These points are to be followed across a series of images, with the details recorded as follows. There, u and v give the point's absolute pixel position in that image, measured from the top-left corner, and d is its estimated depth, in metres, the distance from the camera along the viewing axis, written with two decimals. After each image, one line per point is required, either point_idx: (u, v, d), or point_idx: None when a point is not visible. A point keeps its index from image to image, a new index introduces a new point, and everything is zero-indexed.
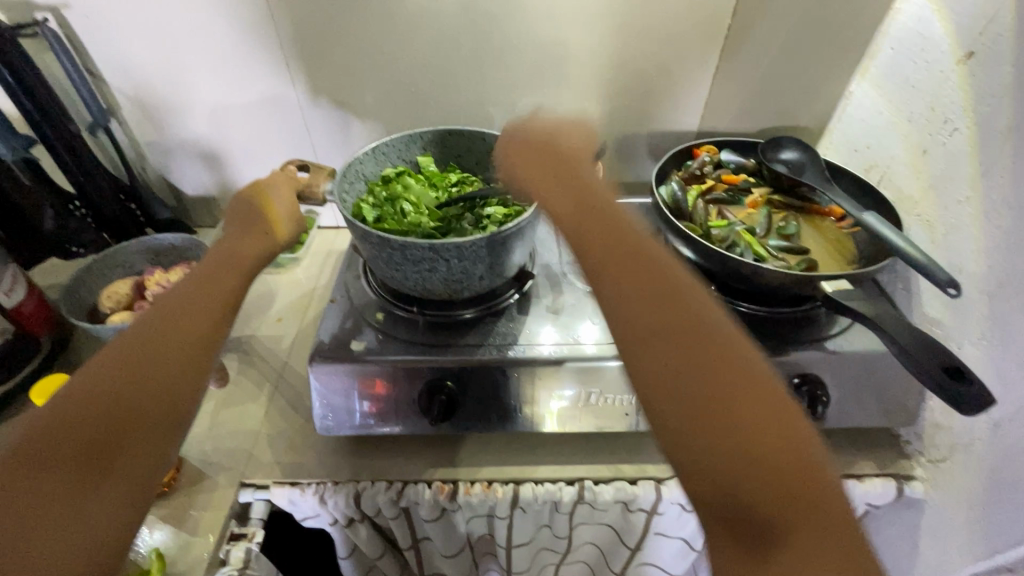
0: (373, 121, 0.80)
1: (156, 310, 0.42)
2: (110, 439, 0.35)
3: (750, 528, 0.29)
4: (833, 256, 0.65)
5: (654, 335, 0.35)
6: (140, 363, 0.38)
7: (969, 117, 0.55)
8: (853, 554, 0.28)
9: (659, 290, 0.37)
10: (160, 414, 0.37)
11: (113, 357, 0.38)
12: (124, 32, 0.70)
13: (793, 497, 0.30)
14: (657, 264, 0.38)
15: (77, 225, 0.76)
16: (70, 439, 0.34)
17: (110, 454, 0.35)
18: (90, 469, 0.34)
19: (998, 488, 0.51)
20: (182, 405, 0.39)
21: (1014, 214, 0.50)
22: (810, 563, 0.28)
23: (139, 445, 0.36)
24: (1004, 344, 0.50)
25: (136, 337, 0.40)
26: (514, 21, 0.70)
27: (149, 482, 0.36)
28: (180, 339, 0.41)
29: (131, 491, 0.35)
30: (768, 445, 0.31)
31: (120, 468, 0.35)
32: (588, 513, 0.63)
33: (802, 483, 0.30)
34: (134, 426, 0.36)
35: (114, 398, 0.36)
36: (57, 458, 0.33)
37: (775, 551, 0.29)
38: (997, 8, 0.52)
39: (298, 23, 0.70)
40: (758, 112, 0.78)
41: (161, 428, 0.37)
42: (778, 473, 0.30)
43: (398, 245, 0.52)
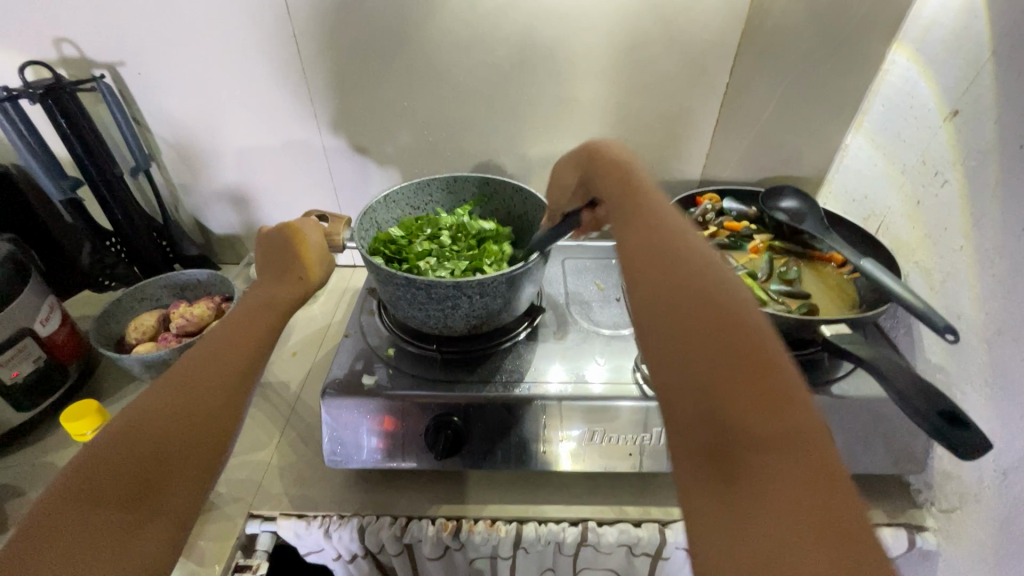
0: (393, 168, 0.85)
1: (197, 351, 0.43)
2: (157, 472, 0.35)
3: (723, 453, 0.27)
4: (835, 301, 0.66)
5: (658, 242, 0.38)
6: (179, 400, 0.38)
7: (958, 170, 0.57)
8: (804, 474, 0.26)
9: (648, 212, 0.42)
10: (202, 452, 0.37)
11: (165, 394, 0.39)
12: (168, 86, 0.76)
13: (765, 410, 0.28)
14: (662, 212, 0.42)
15: (112, 259, 0.82)
16: (121, 467, 0.34)
17: (160, 483, 0.35)
18: (139, 500, 0.33)
19: (1009, 540, 0.50)
20: (223, 434, 0.39)
21: (1005, 262, 0.51)
22: (769, 488, 0.26)
23: (181, 478, 0.36)
24: (1004, 391, 0.51)
25: (176, 373, 0.40)
26: (524, 80, 0.76)
27: (188, 519, 0.35)
28: (219, 374, 0.41)
29: (175, 526, 0.34)
30: (722, 339, 0.31)
31: (168, 494, 0.35)
32: (592, 556, 0.62)
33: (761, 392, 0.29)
34: (177, 459, 0.36)
35: (158, 433, 0.36)
36: (110, 487, 0.33)
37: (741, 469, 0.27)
38: (977, 71, 0.55)
39: (326, 78, 0.76)
40: (757, 163, 0.82)
41: (201, 467, 0.37)
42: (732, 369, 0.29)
43: (424, 285, 0.54)
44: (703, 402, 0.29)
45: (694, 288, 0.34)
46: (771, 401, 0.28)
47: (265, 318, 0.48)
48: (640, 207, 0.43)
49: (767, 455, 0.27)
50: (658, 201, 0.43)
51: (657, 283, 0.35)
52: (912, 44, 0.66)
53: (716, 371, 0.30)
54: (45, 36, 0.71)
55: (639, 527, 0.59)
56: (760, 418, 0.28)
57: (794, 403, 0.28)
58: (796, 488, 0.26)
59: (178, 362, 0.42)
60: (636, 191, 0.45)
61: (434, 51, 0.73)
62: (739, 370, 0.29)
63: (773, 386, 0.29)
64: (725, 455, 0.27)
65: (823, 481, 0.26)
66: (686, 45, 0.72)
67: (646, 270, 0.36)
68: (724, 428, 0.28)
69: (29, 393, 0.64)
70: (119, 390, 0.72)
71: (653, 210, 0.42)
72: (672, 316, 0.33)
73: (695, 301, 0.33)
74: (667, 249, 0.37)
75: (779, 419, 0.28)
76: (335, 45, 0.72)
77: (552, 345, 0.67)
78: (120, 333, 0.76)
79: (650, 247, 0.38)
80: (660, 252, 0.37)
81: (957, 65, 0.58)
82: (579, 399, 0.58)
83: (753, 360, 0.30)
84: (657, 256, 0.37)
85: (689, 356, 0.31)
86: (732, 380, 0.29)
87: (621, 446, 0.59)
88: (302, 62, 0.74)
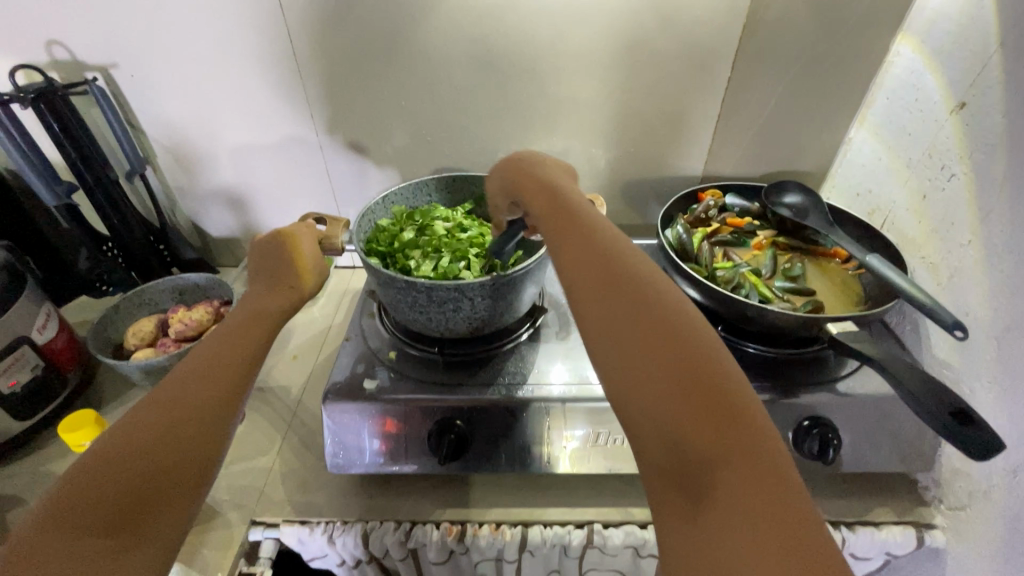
0: (392, 168, 0.84)
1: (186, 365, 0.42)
2: (142, 489, 0.33)
3: (690, 477, 0.27)
4: (840, 298, 0.65)
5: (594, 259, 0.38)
6: (169, 413, 0.37)
7: (965, 164, 0.56)
8: (774, 485, 0.26)
9: (577, 224, 0.42)
10: (191, 468, 0.36)
11: (153, 409, 0.37)
12: (162, 89, 0.75)
13: (724, 423, 0.28)
14: (591, 224, 0.41)
15: (108, 265, 0.81)
16: (107, 485, 0.32)
17: (147, 502, 0.33)
18: (125, 519, 0.32)
19: (1020, 539, 0.49)
20: (213, 449, 0.38)
21: (1014, 257, 0.51)
22: (741, 501, 0.26)
23: (172, 495, 0.34)
24: (1014, 388, 0.50)
25: (167, 387, 0.39)
26: (524, 78, 0.75)
27: (177, 537, 0.34)
28: (210, 388, 0.40)
29: (161, 547, 0.33)
30: (672, 356, 0.31)
31: (154, 513, 0.33)
32: (597, 559, 0.61)
33: (717, 404, 0.29)
34: (166, 476, 0.35)
35: (147, 448, 0.35)
36: (94, 507, 0.31)
37: (708, 490, 0.27)
38: (984, 63, 0.54)
39: (322, 79, 0.75)
40: (760, 158, 0.81)
41: (189, 483, 0.35)
42: (685, 389, 0.30)
43: (424, 288, 0.54)
44: (665, 430, 0.29)
45: (637, 306, 0.34)
46: (724, 414, 0.29)
47: (257, 329, 0.47)
48: (571, 219, 0.42)
49: (733, 470, 0.27)
50: (588, 211, 0.43)
51: (600, 304, 0.35)
52: (916, 35, 0.65)
53: (670, 392, 0.30)
54: (35, 39, 0.70)
55: (646, 529, 0.58)
56: (715, 434, 0.28)
57: (747, 414, 0.29)
58: (755, 498, 0.26)
59: (167, 376, 0.41)
60: (565, 202, 0.44)
61: (432, 49, 0.72)
62: (693, 387, 0.30)
63: (726, 399, 0.29)
64: (693, 478, 0.27)
65: (778, 490, 0.26)
66: (688, 39, 0.71)
67: (586, 292, 0.36)
68: (688, 450, 0.28)
69: (28, 401, 0.63)
70: (119, 397, 0.72)
71: (583, 222, 0.42)
72: (619, 339, 0.33)
73: (638, 320, 0.33)
74: (609, 265, 0.37)
75: (737, 428, 0.28)
76: (331, 44, 0.71)
77: (555, 346, 0.66)
78: (119, 340, 0.75)
79: (586, 265, 0.38)
80: (603, 268, 0.37)
81: (963, 57, 0.57)
82: (583, 401, 0.57)
83: (704, 375, 0.30)
84: (599, 273, 0.37)
85: (642, 379, 0.31)
86: (684, 398, 0.29)
87: (626, 447, 0.58)
88: (298, 62, 0.73)
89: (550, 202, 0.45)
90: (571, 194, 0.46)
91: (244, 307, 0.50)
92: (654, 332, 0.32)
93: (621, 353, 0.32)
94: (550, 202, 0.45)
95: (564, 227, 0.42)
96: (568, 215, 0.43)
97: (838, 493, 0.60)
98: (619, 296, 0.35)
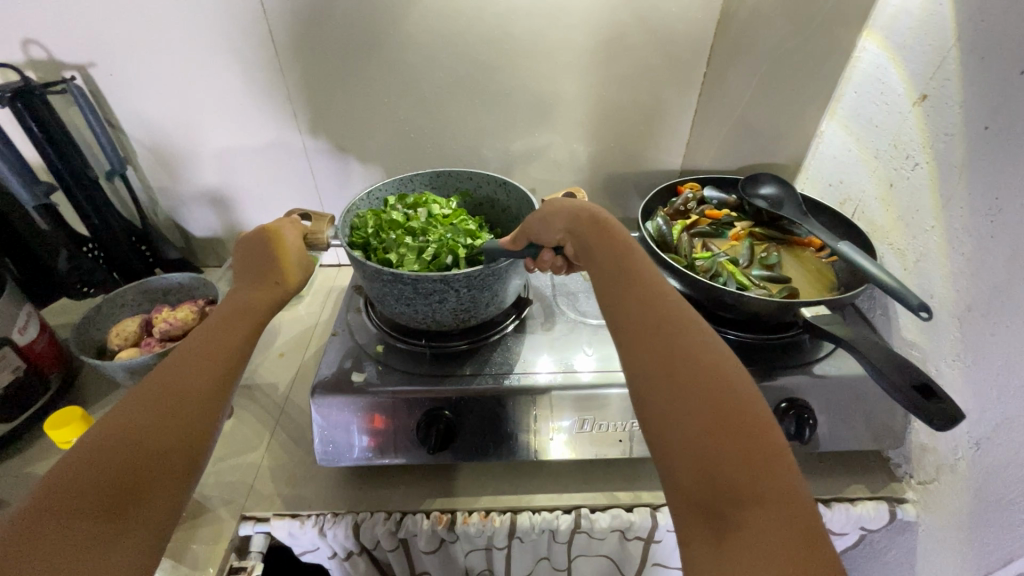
0: (375, 165, 0.85)
1: (171, 361, 0.42)
2: (129, 483, 0.34)
3: (721, 515, 0.30)
4: (814, 285, 0.68)
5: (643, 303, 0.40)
6: (156, 410, 0.37)
7: (927, 154, 0.59)
8: (801, 534, 0.29)
9: (629, 267, 0.44)
10: (179, 462, 0.36)
11: (139, 404, 0.38)
12: (142, 88, 0.75)
13: (757, 471, 0.31)
14: (643, 269, 0.44)
15: (89, 265, 0.80)
16: (95, 479, 0.33)
17: (135, 495, 0.34)
18: (113, 511, 0.32)
19: (983, 508, 0.52)
20: (200, 442, 0.38)
21: (973, 241, 0.53)
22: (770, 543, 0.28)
23: (161, 483, 0.35)
24: (975, 365, 0.53)
25: (150, 382, 0.40)
26: (505, 74, 0.76)
27: (165, 528, 0.35)
28: (195, 380, 0.41)
29: (149, 538, 0.33)
30: (714, 402, 0.33)
31: (142, 506, 0.34)
32: (585, 543, 0.63)
33: (752, 452, 0.31)
34: (153, 466, 0.35)
35: (133, 442, 0.35)
36: (81, 500, 0.32)
37: (738, 528, 0.29)
38: (943, 57, 0.57)
39: (304, 78, 0.75)
40: (736, 151, 0.83)
41: (176, 477, 0.36)
42: (722, 434, 0.32)
43: (410, 280, 0.54)
44: (700, 466, 0.31)
45: (683, 352, 0.36)
46: (763, 470, 0.31)
47: (241, 322, 0.47)
48: (622, 262, 0.44)
49: (763, 515, 0.29)
50: (640, 254, 0.45)
51: (646, 345, 0.38)
52: (881, 31, 0.68)
53: (709, 434, 0.32)
54: (10, 37, 0.69)
55: (632, 511, 0.60)
56: (751, 483, 0.30)
57: (783, 470, 0.31)
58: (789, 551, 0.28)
59: (153, 371, 0.41)
60: (617, 242, 0.47)
61: (414, 47, 0.73)
62: (732, 434, 0.32)
63: (762, 449, 0.32)
64: (724, 515, 0.30)
65: (805, 538, 0.29)
66: (664, 36, 0.73)
67: (634, 332, 0.39)
68: (723, 489, 0.30)
69: (10, 402, 0.62)
70: (103, 397, 0.71)
71: (635, 266, 0.44)
72: (663, 379, 0.35)
73: (683, 365, 0.36)
74: (656, 311, 0.40)
75: (768, 478, 0.31)
76: (312, 42, 0.72)
77: (540, 337, 0.68)
78: (102, 340, 0.75)
79: (637, 308, 0.40)
80: (650, 314, 0.39)
81: (924, 51, 0.60)
82: (569, 388, 0.59)
83: (743, 423, 0.33)
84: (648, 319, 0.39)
85: (683, 420, 0.33)
86: (725, 446, 0.31)
87: (611, 433, 0.60)
88: (279, 61, 0.73)
89: (602, 239, 0.47)
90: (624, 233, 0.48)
91: (229, 302, 0.50)
92: (700, 378, 0.35)
93: (664, 391, 0.35)
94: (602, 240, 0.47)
95: (617, 268, 0.44)
96: (623, 255, 0.45)
97: (815, 472, 0.62)
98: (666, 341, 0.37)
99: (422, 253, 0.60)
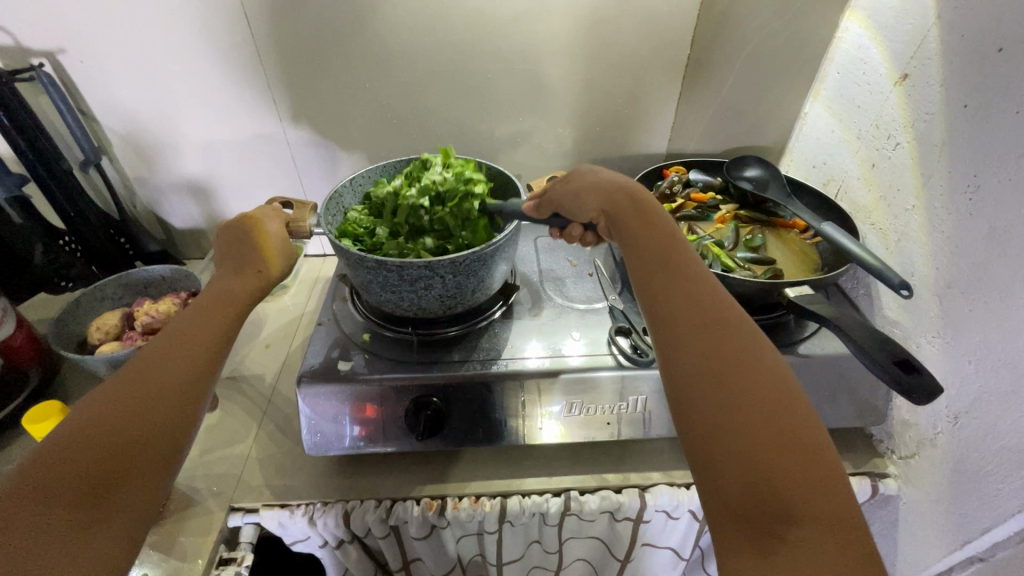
0: (359, 153, 0.83)
1: (154, 346, 0.42)
2: (111, 469, 0.34)
3: (764, 521, 0.31)
4: (799, 266, 0.68)
5: (690, 306, 0.41)
6: (139, 397, 0.37)
7: (908, 133, 0.60)
8: (844, 544, 0.31)
9: (675, 267, 0.45)
10: (162, 448, 0.36)
11: (120, 389, 0.37)
12: (116, 76, 0.73)
13: (806, 482, 0.32)
14: (693, 272, 0.44)
15: (66, 259, 0.78)
16: (75, 465, 0.33)
17: (116, 482, 0.33)
18: (93, 497, 0.32)
19: (962, 480, 0.53)
20: (184, 428, 0.38)
21: (953, 219, 0.54)
22: (812, 551, 0.30)
23: (140, 475, 0.34)
24: (954, 341, 0.54)
25: (130, 372, 0.39)
26: (487, 57, 0.75)
27: (147, 513, 0.34)
28: (178, 370, 0.40)
29: (131, 523, 0.33)
30: (763, 411, 0.35)
31: (122, 491, 0.33)
32: (576, 525, 0.63)
33: (802, 462, 0.33)
34: (135, 452, 0.35)
35: (113, 433, 0.35)
36: (60, 487, 0.32)
37: (782, 535, 0.31)
38: (924, 35, 0.57)
39: (283, 63, 0.73)
40: (721, 135, 0.84)
41: (158, 463, 0.36)
42: (773, 442, 0.33)
43: (395, 267, 0.54)
44: (748, 472, 0.32)
45: (732, 359, 0.37)
46: (809, 477, 0.32)
47: (225, 313, 0.47)
48: (668, 263, 0.45)
49: (809, 524, 0.31)
50: (685, 255, 0.46)
51: (695, 348, 0.38)
52: (863, 11, 0.68)
53: (759, 442, 0.33)
54: None
55: (620, 493, 0.60)
56: (797, 493, 0.32)
57: (829, 478, 0.33)
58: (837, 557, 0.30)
59: (133, 359, 0.40)
60: (663, 242, 0.47)
61: (395, 31, 0.72)
62: (781, 443, 0.33)
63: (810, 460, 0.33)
64: (769, 521, 0.31)
65: (850, 549, 0.31)
66: (648, 17, 0.72)
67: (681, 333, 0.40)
68: (771, 496, 0.32)
69: None
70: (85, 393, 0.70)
71: (682, 267, 0.45)
72: (712, 383, 0.36)
73: (730, 370, 0.37)
74: (705, 315, 0.40)
75: (814, 489, 0.32)
76: (290, 26, 0.70)
77: (528, 323, 0.67)
78: (81, 335, 0.73)
79: (686, 309, 0.41)
80: (698, 317, 0.40)
81: (905, 30, 0.60)
82: (557, 373, 0.59)
83: (793, 435, 0.34)
84: (698, 321, 0.40)
85: (735, 429, 0.34)
86: (774, 455, 0.33)
87: (599, 416, 0.60)
88: (256, 45, 0.71)
89: (647, 236, 0.48)
90: (669, 231, 0.48)
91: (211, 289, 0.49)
92: (751, 387, 0.36)
93: (711, 395, 0.36)
94: (646, 237, 0.48)
95: (663, 267, 0.45)
96: (669, 254, 0.46)
97: None
98: (716, 346, 0.38)
99: (437, 188, 0.61)
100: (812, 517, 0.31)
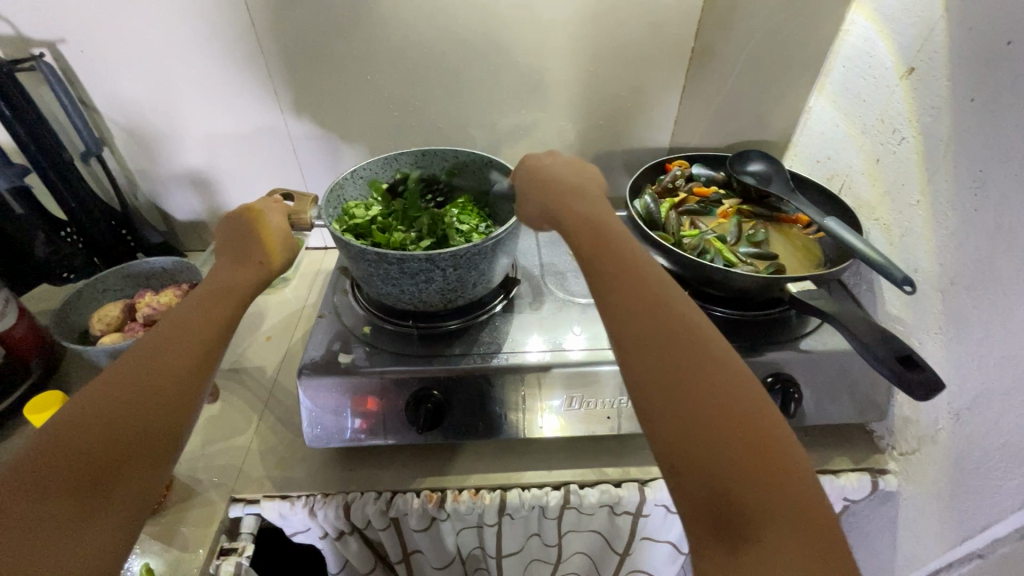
0: (360, 145, 0.83)
1: (150, 337, 0.41)
2: (106, 458, 0.33)
3: (731, 526, 0.31)
4: (801, 261, 0.68)
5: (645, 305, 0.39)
6: (134, 387, 0.37)
7: (914, 128, 0.59)
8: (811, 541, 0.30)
9: (624, 262, 0.42)
10: (159, 438, 0.36)
11: (118, 379, 0.37)
12: (116, 66, 0.72)
13: (770, 485, 0.31)
14: (643, 266, 0.42)
15: (68, 250, 0.78)
16: (70, 456, 0.33)
17: (112, 472, 0.33)
18: (90, 486, 0.32)
19: (962, 477, 0.53)
20: (181, 419, 0.38)
21: (958, 214, 0.53)
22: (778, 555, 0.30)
23: (134, 464, 0.34)
24: (957, 337, 0.53)
25: (125, 363, 0.39)
26: (489, 49, 0.74)
27: (144, 503, 0.34)
28: (170, 359, 0.40)
29: (127, 513, 0.33)
30: (721, 415, 0.33)
31: (118, 481, 0.33)
32: (575, 519, 0.64)
33: (765, 464, 0.32)
34: (132, 443, 0.35)
35: (107, 424, 0.35)
36: (56, 476, 0.32)
37: (750, 541, 0.30)
38: (931, 28, 0.57)
39: (284, 55, 0.73)
40: (725, 129, 0.83)
41: (155, 453, 0.36)
42: (734, 447, 0.32)
43: (396, 260, 0.54)
44: (711, 480, 0.32)
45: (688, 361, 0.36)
46: (772, 478, 0.32)
47: (221, 303, 0.46)
48: (619, 255, 0.42)
49: (775, 528, 0.30)
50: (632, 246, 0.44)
51: (650, 353, 0.36)
52: (869, 4, 0.67)
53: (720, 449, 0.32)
54: None
55: (620, 487, 0.61)
56: (761, 498, 0.31)
57: (793, 477, 0.32)
58: (800, 548, 0.30)
59: (131, 349, 0.40)
60: (610, 234, 0.44)
61: (396, 22, 0.71)
62: (743, 446, 0.32)
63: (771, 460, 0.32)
64: (733, 527, 0.31)
65: (818, 548, 0.30)
66: (652, 9, 0.71)
67: (634, 337, 0.37)
68: (735, 503, 0.31)
69: None
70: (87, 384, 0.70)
71: (631, 260, 0.42)
72: (670, 390, 0.35)
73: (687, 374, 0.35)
74: (660, 313, 0.38)
75: (778, 490, 0.31)
76: (291, 17, 0.70)
77: (529, 316, 0.67)
78: (83, 325, 0.73)
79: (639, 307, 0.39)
80: (652, 317, 0.38)
81: (912, 23, 0.59)
82: (558, 367, 0.59)
83: (755, 437, 0.33)
84: (653, 321, 0.38)
85: (695, 437, 0.33)
86: (736, 461, 0.32)
87: (600, 410, 0.60)
88: (257, 36, 0.71)
89: (594, 229, 0.45)
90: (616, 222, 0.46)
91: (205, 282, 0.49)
92: (707, 389, 0.34)
93: (669, 403, 0.34)
94: (594, 230, 0.45)
95: (612, 262, 0.42)
96: (616, 248, 0.43)
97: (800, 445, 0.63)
98: (673, 348, 0.36)
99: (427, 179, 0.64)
100: (775, 520, 0.31)
